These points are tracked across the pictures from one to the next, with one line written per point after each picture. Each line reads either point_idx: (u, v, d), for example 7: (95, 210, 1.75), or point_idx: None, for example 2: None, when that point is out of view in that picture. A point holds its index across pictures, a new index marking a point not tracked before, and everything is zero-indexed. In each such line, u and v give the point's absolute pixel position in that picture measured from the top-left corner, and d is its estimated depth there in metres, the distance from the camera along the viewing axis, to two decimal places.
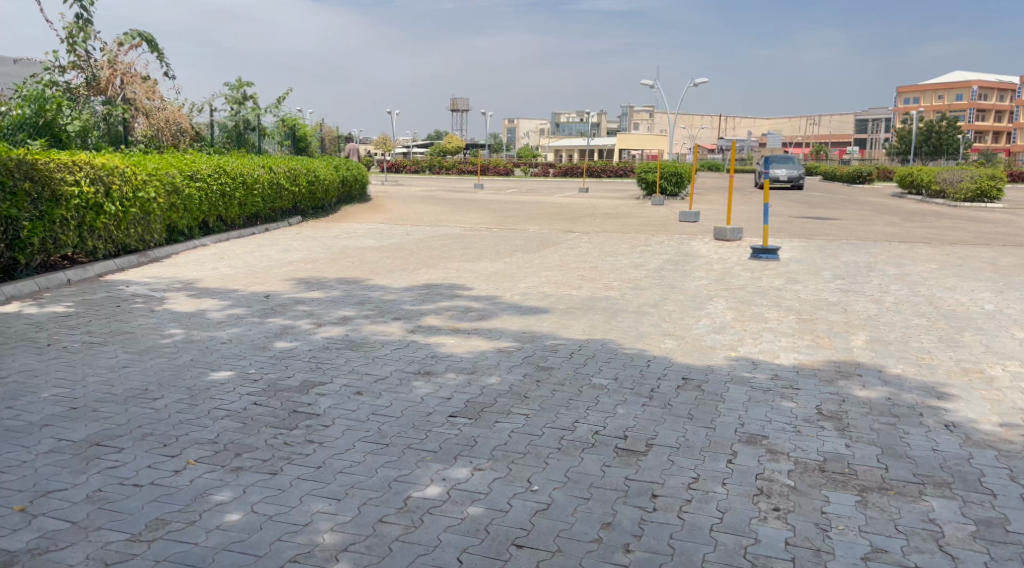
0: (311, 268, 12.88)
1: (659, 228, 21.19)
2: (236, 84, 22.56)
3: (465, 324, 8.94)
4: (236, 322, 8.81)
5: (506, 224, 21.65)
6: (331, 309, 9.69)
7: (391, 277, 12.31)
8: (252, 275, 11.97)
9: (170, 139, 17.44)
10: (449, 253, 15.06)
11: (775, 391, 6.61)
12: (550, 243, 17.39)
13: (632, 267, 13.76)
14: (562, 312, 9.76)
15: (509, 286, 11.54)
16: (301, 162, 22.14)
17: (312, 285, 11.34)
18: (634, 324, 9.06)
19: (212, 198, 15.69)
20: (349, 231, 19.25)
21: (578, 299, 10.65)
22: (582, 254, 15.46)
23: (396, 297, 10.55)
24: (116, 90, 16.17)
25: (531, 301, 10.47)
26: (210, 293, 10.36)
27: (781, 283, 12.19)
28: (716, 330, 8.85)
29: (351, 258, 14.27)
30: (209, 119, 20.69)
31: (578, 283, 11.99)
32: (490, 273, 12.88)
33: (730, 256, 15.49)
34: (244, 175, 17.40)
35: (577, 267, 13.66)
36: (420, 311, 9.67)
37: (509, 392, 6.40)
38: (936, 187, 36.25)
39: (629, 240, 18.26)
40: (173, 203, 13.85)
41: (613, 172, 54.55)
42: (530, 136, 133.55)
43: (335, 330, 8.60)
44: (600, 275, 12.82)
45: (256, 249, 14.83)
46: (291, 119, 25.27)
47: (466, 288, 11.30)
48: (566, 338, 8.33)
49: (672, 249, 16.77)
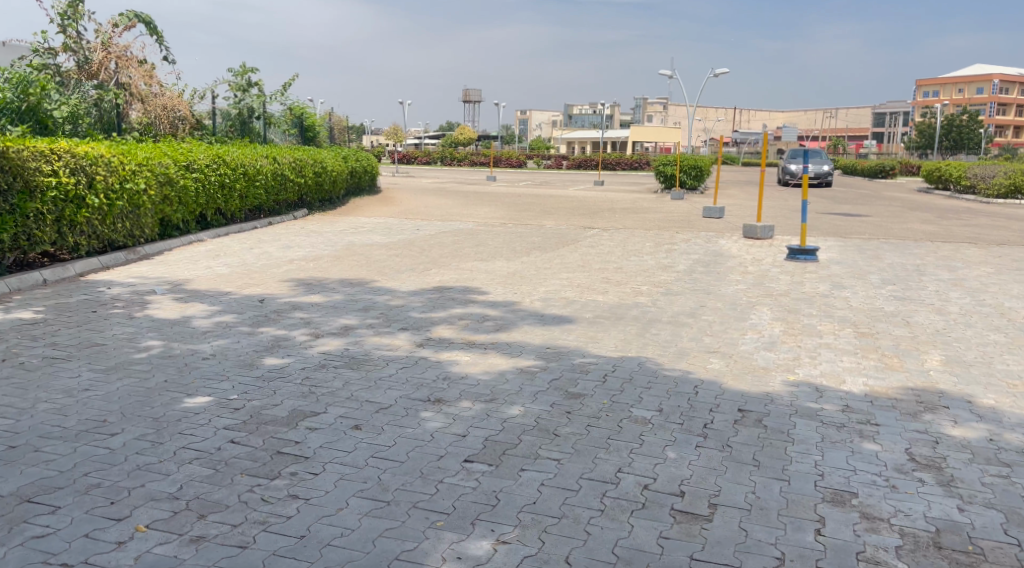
0: (313, 268, 11.90)
1: (683, 224, 20.11)
2: (240, 70, 21.62)
3: (482, 337, 7.92)
4: (223, 333, 7.80)
5: (521, 219, 20.62)
6: (332, 317, 8.69)
7: (400, 278, 11.31)
8: (248, 275, 10.97)
9: (168, 128, 16.46)
10: (462, 252, 14.07)
11: (851, 428, 5.59)
12: (569, 240, 16.35)
13: (660, 269, 12.72)
14: (589, 323, 8.73)
15: (529, 290, 10.52)
16: (308, 152, 21.16)
17: (313, 288, 10.36)
18: (673, 339, 8.04)
19: (211, 190, 14.72)
20: (357, 225, 18.27)
21: (605, 306, 9.63)
22: (604, 253, 14.42)
23: (404, 303, 9.54)
24: (108, 74, 15.22)
25: (554, 308, 9.46)
26: (199, 297, 9.37)
27: (826, 289, 11.15)
28: (767, 347, 7.83)
29: (357, 256, 13.27)
30: (211, 106, 19.72)
31: (603, 286, 10.97)
32: (507, 274, 11.88)
33: (763, 257, 14.44)
34: (245, 166, 16.44)
35: (600, 267, 12.63)
36: (431, 320, 8.66)
37: (536, 428, 5.37)
38: (966, 182, 35.06)
39: (653, 237, 17.21)
40: (167, 196, 12.88)
41: (629, 165, 53.42)
42: (543, 128, 132.36)
43: (336, 343, 7.59)
44: (626, 277, 11.79)
45: (257, 246, 13.86)
46: (298, 107, 24.30)
47: (482, 292, 10.29)
48: (597, 356, 7.30)
49: (700, 247, 15.72)
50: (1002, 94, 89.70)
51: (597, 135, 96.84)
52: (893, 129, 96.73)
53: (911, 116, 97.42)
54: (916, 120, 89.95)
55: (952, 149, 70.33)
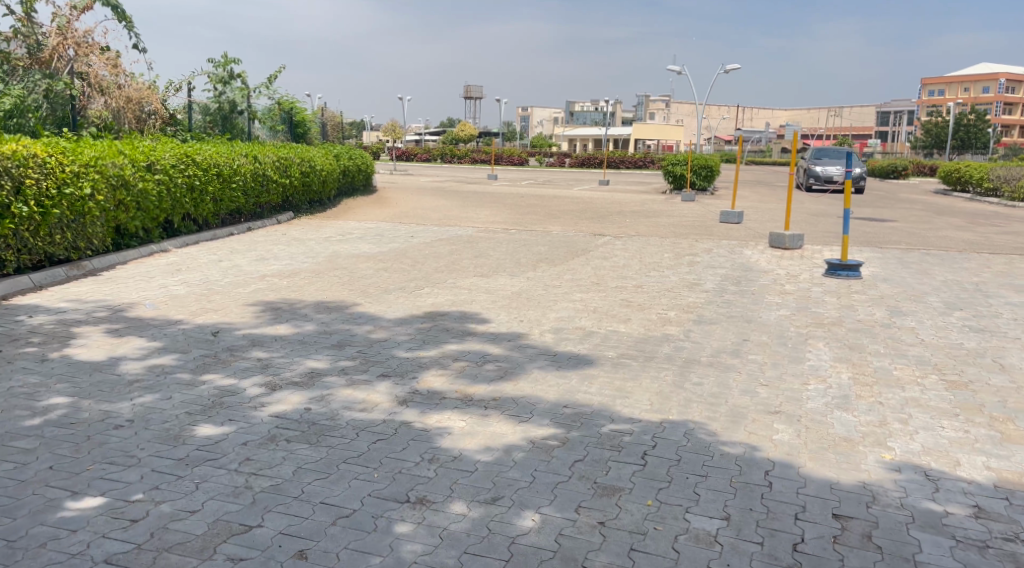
0: (287, 287, 10.31)
1: (700, 230, 18.50)
2: (221, 62, 20.12)
3: (484, 390, 6.30)
4: (154, 382, 6.17)
5: (525, 224, 19.00)
6: (297, 359, 7.06)
7: (387, 300, 9.70)
8: (207, 299, 9.34)
9: (133, 122, 14.96)
10: (460, 265, 12.47)
11: (999, 551, 4.05)
12: (579, 250, 14.72)
13: (686, 287, 11.10)
14: (614, 366, 7.11)
15: (537, 318, 8.92)
16: (294, 150, 19.55)
17: (282, 315, 8.73)
18: (722, 391, 6.42)
19: (178, 193, 13.20)
20: (345, 231, 16.65)
21: (630, 341, 8.00)
22: (620, 267, 12.79)
23: (389, 337, 7.91)
24: (64, 62, 13.65)
25: (569, 344, 7.83)
26: (139, 328, 7.75)
27: (883, 316, 9.55)
28: (842, 404, 6.21)
29: (340, 271, 11.65)
30: (188, 101, 18.21)
31: (623, 312, 9.37)
32: (511, 296, 10.25)
33: (799, 271, 12.80)
34: (220, 166, 14.87)
35: (618, 286, 11.00)
36: (419, 363, 7.03)
37: (558, 558, 3.86)
38: (989, 185, 33.42)
39: (671, 246, 15.57)
40: (122, 201, 11.39)
41: (632, 164, 51.76)
42: (545, 126, 130.59)
43: (297, 400, 5.95)
44: (649, 299, 10.18)
45: (228, 259, 12.31)
46: (287, 101, 22.68)
47: (482, 322, 8.65)
48: (631, 421, 5.68)
49: (726, 259, 14.09)
50: (1010, 93, 88.01)
51: (601, 133, 95.26)
52: (899, 127, 95.06)
53: (917, 116, 95.71)
54: (922, 119, 88.25)
55: (961, 150, 68.71)
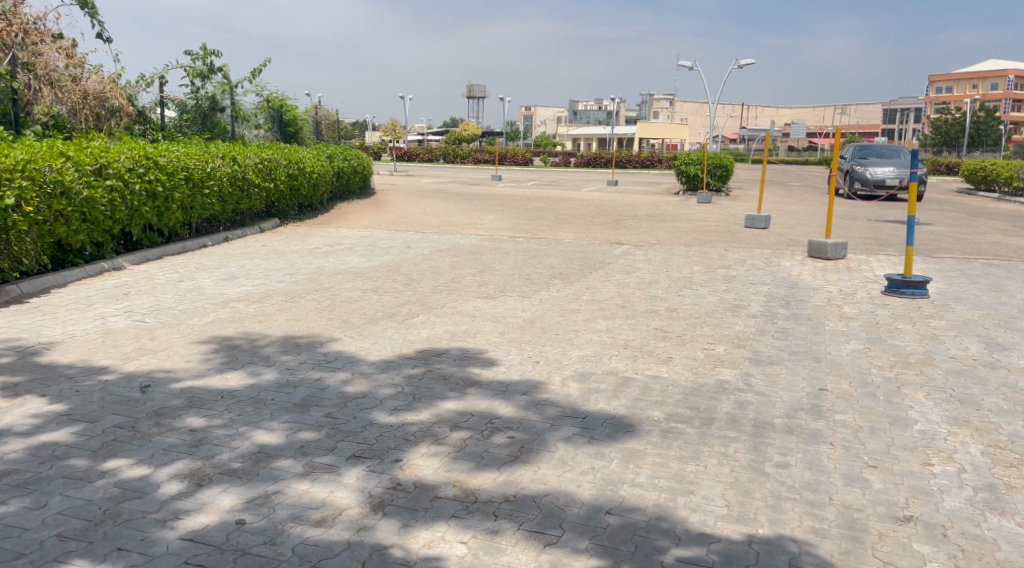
0: (253, 316, 8.62)
1: (726, 235, 16.76)
2: (200, 54, 18.49)
3: (491, 481, 4.55)
4: (34, 477, 4.53)
5: (533, 231, 17.21)
6: (243, 428, 5.34)
7: (371, 334, 7.99)
8: (149, 336, 7.65)
9: (90, 121, 13.54)
10: (460, 283, 10.76)
11: None
12: (596, 263, 12.95)
13: (729, 310, 9.31)
14: (663, 436, 5.33)
15: (558, 358, 7.16)
16: (282, 150, 17.78)
17: (237, 359, 7.00)
18: (820, 480, 4.54)
19: (136, 201, 11.63)
20: (334, 241, 14.95)
21: (676, 394, 6.21)
22: (644, 284, 11.02)
23: (368, 391, 6.17)
24: (6, 49, 12.22)
25: (600, 400, 6.04)
26: (46, 386, 6.11)
27: (980, 347, 7.75)
28: (993, 499, 4.40)
29: (320, 293, 9.95)
30: (160, 97, 16.58)
31: (660, 348, 7.58)
32: (521, 325, 8.45)
33: (853, 285, 10.96)
34: (191, 169, 13.18)
35: (648, 311, 9.21)
36: (405, 435, 5.28)
37: None
38: (1018, 185, 31.53)
39: (699, 256, 13.77)
40: (59, 210, 9.94)
41: (639, 163, 49.83)
42: (548, 124, 128.89)
43: (227, 505, 4.26)
44: (688, 327, 8.44)
45: (190, 278, 10.68)
46: (277, 98, 21.01)
47: (487, 366, 6.88)
48: (706, 542, 3.94)
49: (764, 271, 12.31)
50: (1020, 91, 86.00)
51: (604, 132, 93.40)
52: (909, 125, 92.91)
53: (926, 111, 93.64)
54: (933, 115, 86.08)
55: (975, 147, 66.57)
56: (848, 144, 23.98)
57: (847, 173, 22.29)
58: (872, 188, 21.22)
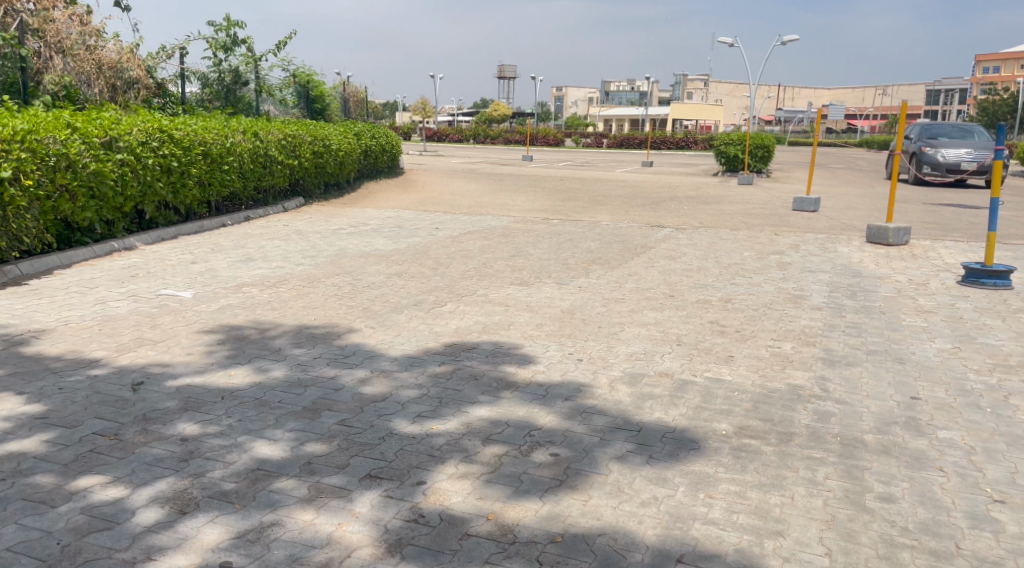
0: (267, 303, 7.86)
1: (774, 218, 15.79)
2: (223, 25, 17.77)
3: (533, 514, 3.77)
4: None
5: (567, 213, 16.32)
6: (241, 437, 4.57)
7: (395, 324, 7.21)
8: (150, 324, 6.90)
9: (105, 93, 12.86)
10: (493, 267, 9.95)
11: None
12: (638, 248, 12.06)
13: (790, 301, 8.43)
14: (735, 454, 4.52)
15: (605, 356, 6.34)
16: (307, 127, 17.03)
17: (244, 352, 6.24)
18: (939, 520, 3.80)
19: (149, 176, 10.93)
20: (360, 222, 14.23)
21: (744, 400, 5.39)
22: (693, 271, 10.12)
23: (389, 393, 5.38)
24: (14, 14, 11.60)
25: (656, 407, 5.23)
26: (27, 382, 5.37)
27: None
28: None
29: (342, 278, 9.18)
30: (181, 70, 15.88)
31: (718, 345, 6.73)
32: (561, 317, 7.64)
33: (922, 275, 10.01)
34: (209, 144, 12.46)
35: (700, 302, 8.33)
36: (431, 449, 4.49)
37: None
38: None
39: (748, 240, 12.82)
40: (63, 184, 9.24)
41: (674, 144, 48.53)
42: (580, 105, 127.43)
43: (212, 542, 3.52)
44: (748, 321, 7.58)
45: (203, 260, 9.96)
46: (303, 73, 20.25)
47: (524, 365, 6.07)
48: None
49: (821, 257, 11.38)
50: None
51: (637, 114, 91.88)
52: (952, 108, 90.48)
53: (971, 93, 91.09)
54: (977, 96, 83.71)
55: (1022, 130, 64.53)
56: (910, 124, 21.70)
57: (912, 154, 20.38)
58: (944, 172, 19.12)
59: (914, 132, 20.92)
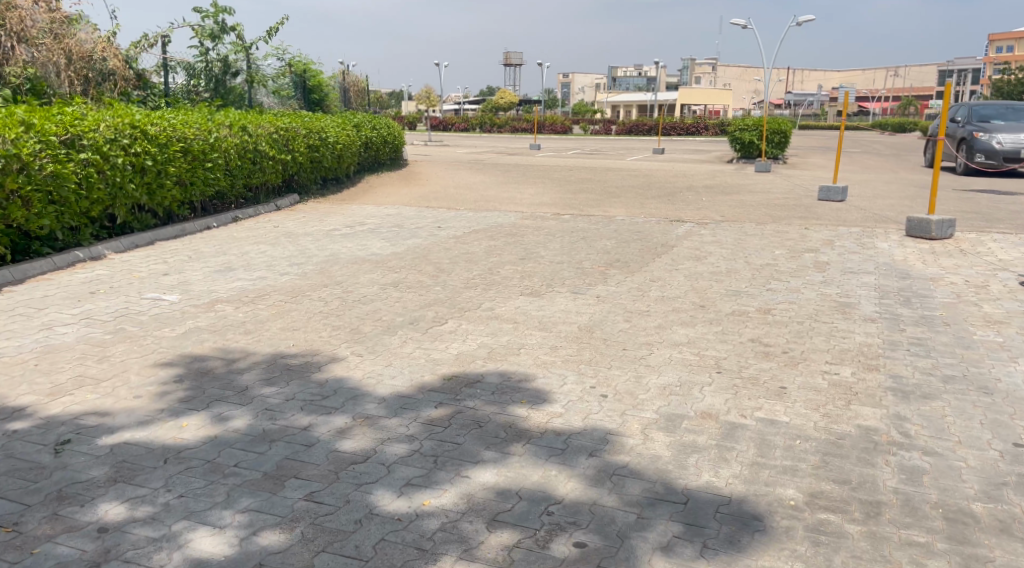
0: (240, 325, 6.86)
1: (800, 210, 14.70)
2: (211, 12, 16.78)
3: None
4: None
5: (579, 207, 15.26)
6: (177, 527, 3.59)
7: (386, 350, 6.19)
8: (98, 356, 5.93)
9: (75, 86, 11.89)
10: (499, 274, 8.91)
11: None
12: (658, 247, 11.03)
13: (839, 310, 7.37)
14: (812, 541, 3.49)
15: (633, 391, 5.30)
16: (302, 118, 16.00)
17: (203, 393, 5.25)
18: None
19: (119, 177, 9.95)
20: (357, 220, 13.20)
21: (809, 452, 4.32)
22: (722, 274, 9.08)
23: (371, 451, 4.37)
24: None
25: (703, 465, 4.19)
26: None
27: None
28: None
29: (329, 290, 8.16)
30: (164, 60, 14.91)
31: (766, 372, 5.67)
32: (578, 336, 6.60)
33: (979, 275, 8.93)
34: (189, 140, 11.44)
35: (736, 315, 7.29)
36: (420, 541, 3.49)
37: None
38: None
39: (777, 236, 11.75)
40: (15, 188, 8.33)
41: (684, 130, 47.24)
42: (587, 91, 125.99)
43: None
44: (795, 338, 6.53)
45: (177, 270, 8.97)
46: (299, 62, 19.20)
47: (537, 405, 5.03)
48: None
49: (860, 255, 10.32)
50: None
51: (645, 101, 90.49)
52: (967, 88, 88.72)
53: (985, 72, 89.27)
54: (994, 75, 82.00)
55: None
56: (959, 106, 20.15)
57: (963, 140, 18.89)
58: (1000, 162, 17.75)
59: (961, 116, 19.44)
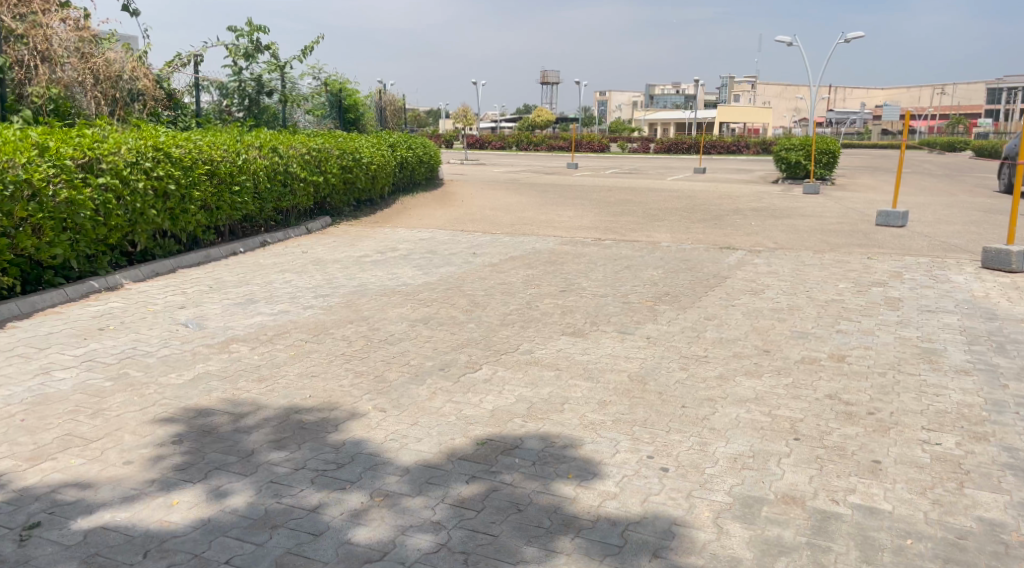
0: (254, 370, 6.17)
1: (859, 236, 13.80)
2: (245, 30, 16.34)
3: None
4: None
5: (621, 231, 14.49)
6: None
7: (413, 403, 5.47)
8: (92, 409, 5.27)
9: (102, 106, 11.43)
10: (538, 309, 8.16)
11: None
12: (709, 277, 10.22)
13: (924, 359, 6.52)
14: None
15: (699, 464, 4.50)
16: (336, 139, 15.45)
17: (202, 458, 4.57)
18: None
19: (141, 202, 9.39)
20: (390, 245, 12.54)
21: None
22: (784, 311, 8.26)
23: (390, 548, 3.65)
24: None
25: None
26: None
27: None
28: None
29: (354, 327, 7.46)
30: (196, 79, 14.42)
31: (853, 439, 4.86)
32: (629, 389, 5.83)
33: None
34: (216, 163, 10.89)
35: (806, 363, 6.46)
36: None
37: None
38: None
39: (838, 267, 10.88)
40: (25, 217, 7.78)
41: (725, 149, 46.22)
42: (625, 109, 125.21)
43: None
44: (880, 393, 5.69)
45: (194, 302, 8.35)
46: (335, 81, 18.72)
47: (587, 482, 4.28)
48: None
49: (933, 290, 9.44)
50: None
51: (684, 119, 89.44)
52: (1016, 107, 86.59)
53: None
54: None
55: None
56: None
57: None
58: None
59: None
